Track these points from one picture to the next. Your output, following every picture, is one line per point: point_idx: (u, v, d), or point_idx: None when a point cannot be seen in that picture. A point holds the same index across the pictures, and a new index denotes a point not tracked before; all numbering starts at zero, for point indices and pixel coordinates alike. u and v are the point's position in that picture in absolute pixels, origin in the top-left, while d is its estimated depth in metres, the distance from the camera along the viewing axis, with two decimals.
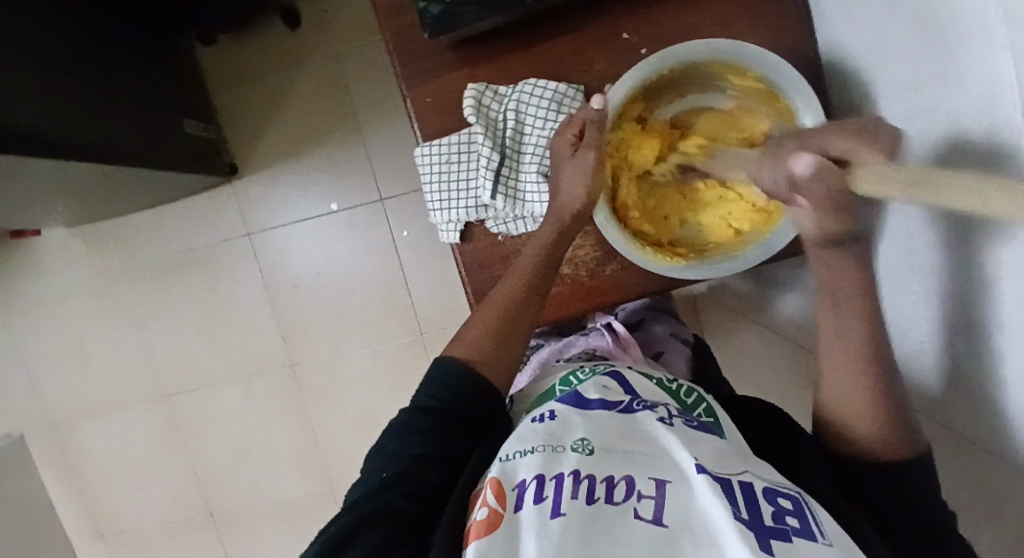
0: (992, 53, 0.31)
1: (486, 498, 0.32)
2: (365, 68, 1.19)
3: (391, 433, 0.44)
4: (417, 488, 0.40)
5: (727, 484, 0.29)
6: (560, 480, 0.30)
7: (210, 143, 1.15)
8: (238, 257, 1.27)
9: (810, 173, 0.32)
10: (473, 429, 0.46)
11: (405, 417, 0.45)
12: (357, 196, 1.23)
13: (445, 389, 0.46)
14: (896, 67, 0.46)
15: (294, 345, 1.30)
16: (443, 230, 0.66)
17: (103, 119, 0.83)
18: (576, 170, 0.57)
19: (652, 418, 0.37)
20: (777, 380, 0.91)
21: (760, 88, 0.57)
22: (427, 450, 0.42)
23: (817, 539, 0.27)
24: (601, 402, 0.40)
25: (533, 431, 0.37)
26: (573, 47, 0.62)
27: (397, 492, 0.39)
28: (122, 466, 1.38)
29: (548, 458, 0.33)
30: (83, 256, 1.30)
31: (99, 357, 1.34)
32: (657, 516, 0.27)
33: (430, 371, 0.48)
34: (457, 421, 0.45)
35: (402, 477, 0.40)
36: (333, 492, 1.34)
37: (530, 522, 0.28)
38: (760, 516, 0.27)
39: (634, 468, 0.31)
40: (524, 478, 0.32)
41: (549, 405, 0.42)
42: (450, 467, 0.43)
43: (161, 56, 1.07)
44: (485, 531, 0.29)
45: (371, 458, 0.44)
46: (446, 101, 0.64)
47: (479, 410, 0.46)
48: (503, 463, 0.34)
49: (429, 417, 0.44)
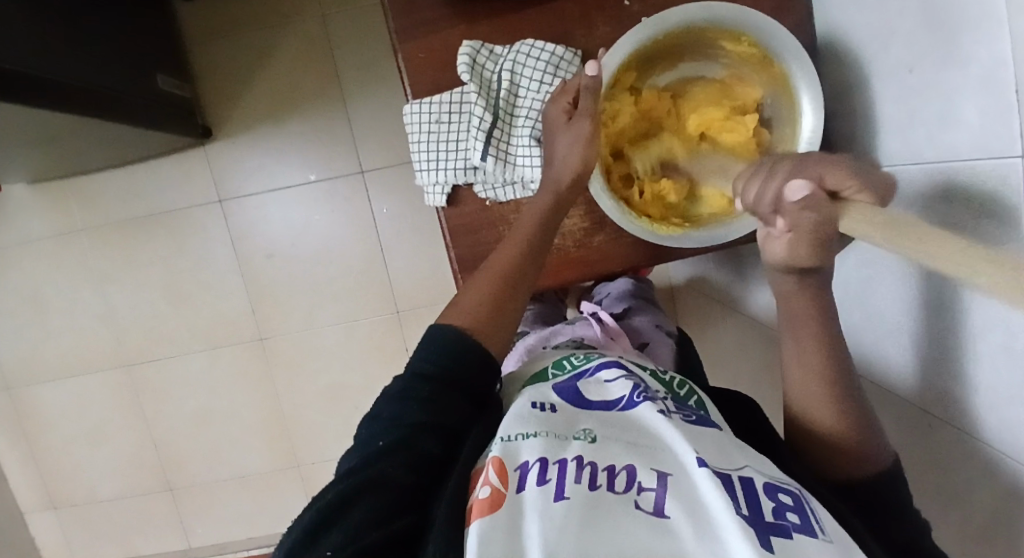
0: (995, 31, 0.32)
1: (487, 476, 0.31)
2: (352, 36, 1.15)
3: (388, 397, 0.42)
4: (417, 456, 0.38)
5: (728, 479, 0.29)
6: (563, 463, 0.30)
7: (185, 101, 1.10)
8: (208, 224, 1.22)
9: (802, 198, 0.34)
10: (475, 402, 0.45)
11: (402, 383, 0.43)
12: (337, 166, 1.19)
13: (444, 355, 0.44)
14: (894, 47, 0.46)
15: (266, 317, 1.26)
16: (429, 192, 0.65)
17: (72, 67, 0.78)
18: (570, 140, 0.56)
19: (652, 410, 0.36)
20: (750, 368, 0.93)
21: (754, 53, 0.57)
22: (427, 420, 0.40)
23: (817, 536, 0.27)
24: (602, 402, 0.39)
25: (533, 416, 0.36)
26: (574, 11, 0.61)
27: (396, 461, 0.37)
28: (77, 435, 1.32)
29: (551, 443, 0.33)
30: (41, 213, 1.23)
31: (57, 320, 1.27)
32: (658, 507, 0.27)
33: (425, 340, 0.46)
34: (457, 388, 0.43)
35: (402, 445, 0.38)
36: (299, 468, 1.32)
37: (533, 503, 0.27)
38: (759, 512, 0.27)
39: (636, 458, 0.31)
40: (526, 460, 0.31)
41: (547, 395, 0.41)
42: (452, 439, 0.41)
43: (135, 5, 1.01)
44: (487, 510, 0.28)
45: (367, 423, 0.42)
46: (441, 59, 0.63)
47: (479, 381, 0.45)
48: (505, 444, 0.34)
49: (428, 384, 0.42)
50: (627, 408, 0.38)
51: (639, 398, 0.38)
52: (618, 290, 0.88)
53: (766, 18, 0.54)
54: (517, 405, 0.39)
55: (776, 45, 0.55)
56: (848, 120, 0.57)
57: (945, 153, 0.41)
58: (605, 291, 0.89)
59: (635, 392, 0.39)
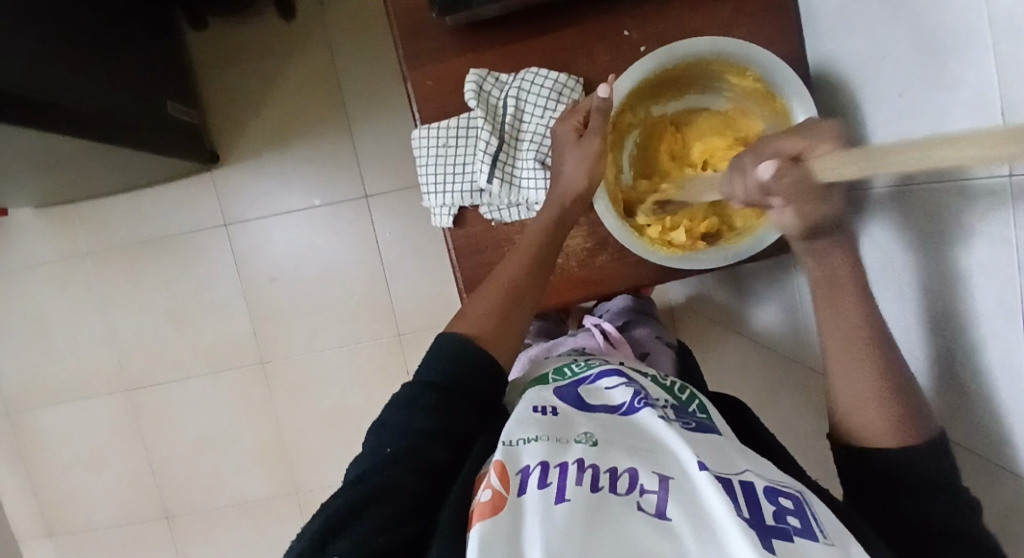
0: (983, 58, 0.34)
1: (489, 479, 0.32)
2: (357, 64, 1.19)
3: (394, 406, 0.43)
4: (426, 463, 0.39)
5: (728, 483, 0.29)
6: (564, 467, 0.31)
7: (193, 127, 1.12)
8: (214, 247, 1.24)
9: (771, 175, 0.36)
10: (482, 410, 0.45)
11: (409, 390, 0.43)
12: (342, 191, 1.21)
13: (449, 366, 0.44)
14: (883, 72, 0.48)
15: (268, 340, 1.26)
16: (436, 213, 0.66)
17: (81, 93, 0.80)
18: (578, 157, 0.57)
19: (653, 415, 0.36)
20: (753, 388, 0.93)
21: (758, 88, 0.59)
22: (434, 426, 0.41)
23: (818, 539, 0.27)
24: (605, 407, 0.40)
25: (536, 420, 0.37)
26: (576, 40, 0.63)
27: (404, 467, 0.37)
28: (74, 461, 1.31)
29: (552, 447, 0.33)
30: (48, 238, 1.24)
31: (59, 344, 1.27)
32: (660, 509, 0.27)
33: (433, 348, 0.47)
34: (463, 398, 0.44)
35: (410, 452, 0.39)
36: (297, 494, 1.30)
37: (534, 506, 0.28)
38: (761, 515, 0.27)
39: (638, 462, 0.31)
40: (529, 463, 0.32)
41: (550, 399, 0.42)
42: (459, 446, 0.42)
43: (148, 36, 1.04)
44: (488, 513, 0.28)
45: (374, 432, 0.42)
46: (447, 85, 0.65)
47: (486, 391, 0.45)
48: (507, 447, 0.34)
49: (437, 390, 0.43)
50: (628, 413, 0.38)
51: (640, 402, 0.38)
52: (617, 306, 0.88)
53: (770, 55, 0.56)
54: (520, 408, 0.39)
55: (780, 82, 0.56)
56: None
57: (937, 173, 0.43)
58: (605, 309, 0.90)
59: (637, 398, 0.39)
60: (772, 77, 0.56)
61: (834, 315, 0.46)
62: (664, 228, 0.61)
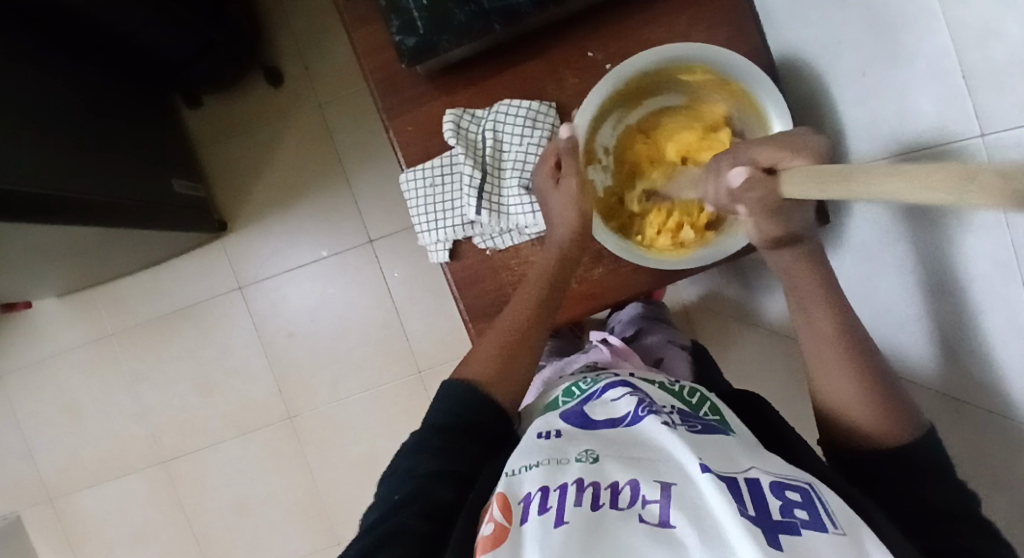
0: (933, 25, 0.35)
1: (492, 513, 0.32)
2: (348, 118, 1.23)
3: (404, 453, 0.45)
4: (431, 505, 0.40)
5: (733, 482, 0.29)
6: (564, 488, 0.31)
7: (198, 200, 1.17)
8: (231, 311, 1.27)
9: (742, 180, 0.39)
10: (489, 442, 0.47)
11: (418, 435, 0.46)
12: (347, 239, 1.24)
13: (460, 406, 0.47)
14: (845, 57, 0.50)
15: (292, 395, 1.28)
16: (432, 250, 0.68)
17: (90, 180, 0.84)
18: (561, 200, 0.59)
19: (655, 423, 0.36)
20: (778, 380, 0.91)
21: (711, 79, 0.61)
22: (439, 467, 0.43)
23: (827, 529, 0.27)
24: (608, 420, 0.40)
25: (536, 447, 0.37)
26: (544, 68, 0.66)
27: (411, 511, 0.39)
28: (118, 539, 1.33)
29: (551, 470, 0.33)
30: (73, 323, 1.29)
31: (92, 426, 1.31)
32: (663, 518, 0.27)
33: (443, 391, 0.49)
34: (470, 432, 0.46)
35: (415, 496, 0.41)
36: (338, 547, 1.29)
37: (534, 532, 0.28)
38: (767, 511, 0.27)
39: (638, 473, 0.31)
40: (529, 491, 0.32)
41: (553, 422, 0.42)
42: (466, 481, 0.43)
43: (147, 118, 1.09)
44: (490, 545, 0.29)
45: (387, 480, 0.44)
46: (428, 129, 0.68)
47: (490, 423, 0.47)
48: (509, 478, 0.35)
49: (439, 435, 0.45)
50: (632, 423, 0.38)
51: (642, 411, 0.39)
52: (628, 315, 0.89)
53: (711, 47, 0.58)
54: (525, 437, 0.40)
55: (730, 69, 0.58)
56: (816, 126, 0.60)
57: (911, 141, 0.43)
58: (618, 318, 0.90)
59: (640, 407, 0.40)
60: (723, 66, 0.59)
61: (812, 319, 0.50)
62: (672, 233, 0.63)
